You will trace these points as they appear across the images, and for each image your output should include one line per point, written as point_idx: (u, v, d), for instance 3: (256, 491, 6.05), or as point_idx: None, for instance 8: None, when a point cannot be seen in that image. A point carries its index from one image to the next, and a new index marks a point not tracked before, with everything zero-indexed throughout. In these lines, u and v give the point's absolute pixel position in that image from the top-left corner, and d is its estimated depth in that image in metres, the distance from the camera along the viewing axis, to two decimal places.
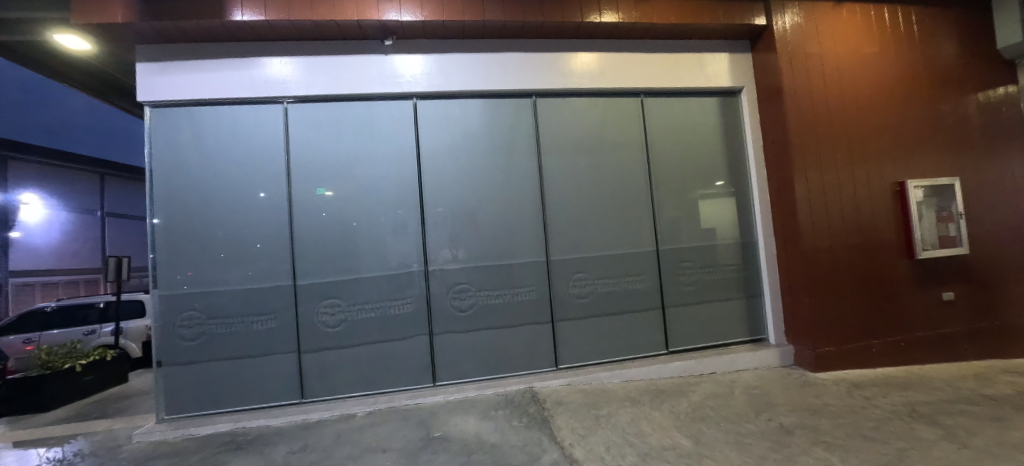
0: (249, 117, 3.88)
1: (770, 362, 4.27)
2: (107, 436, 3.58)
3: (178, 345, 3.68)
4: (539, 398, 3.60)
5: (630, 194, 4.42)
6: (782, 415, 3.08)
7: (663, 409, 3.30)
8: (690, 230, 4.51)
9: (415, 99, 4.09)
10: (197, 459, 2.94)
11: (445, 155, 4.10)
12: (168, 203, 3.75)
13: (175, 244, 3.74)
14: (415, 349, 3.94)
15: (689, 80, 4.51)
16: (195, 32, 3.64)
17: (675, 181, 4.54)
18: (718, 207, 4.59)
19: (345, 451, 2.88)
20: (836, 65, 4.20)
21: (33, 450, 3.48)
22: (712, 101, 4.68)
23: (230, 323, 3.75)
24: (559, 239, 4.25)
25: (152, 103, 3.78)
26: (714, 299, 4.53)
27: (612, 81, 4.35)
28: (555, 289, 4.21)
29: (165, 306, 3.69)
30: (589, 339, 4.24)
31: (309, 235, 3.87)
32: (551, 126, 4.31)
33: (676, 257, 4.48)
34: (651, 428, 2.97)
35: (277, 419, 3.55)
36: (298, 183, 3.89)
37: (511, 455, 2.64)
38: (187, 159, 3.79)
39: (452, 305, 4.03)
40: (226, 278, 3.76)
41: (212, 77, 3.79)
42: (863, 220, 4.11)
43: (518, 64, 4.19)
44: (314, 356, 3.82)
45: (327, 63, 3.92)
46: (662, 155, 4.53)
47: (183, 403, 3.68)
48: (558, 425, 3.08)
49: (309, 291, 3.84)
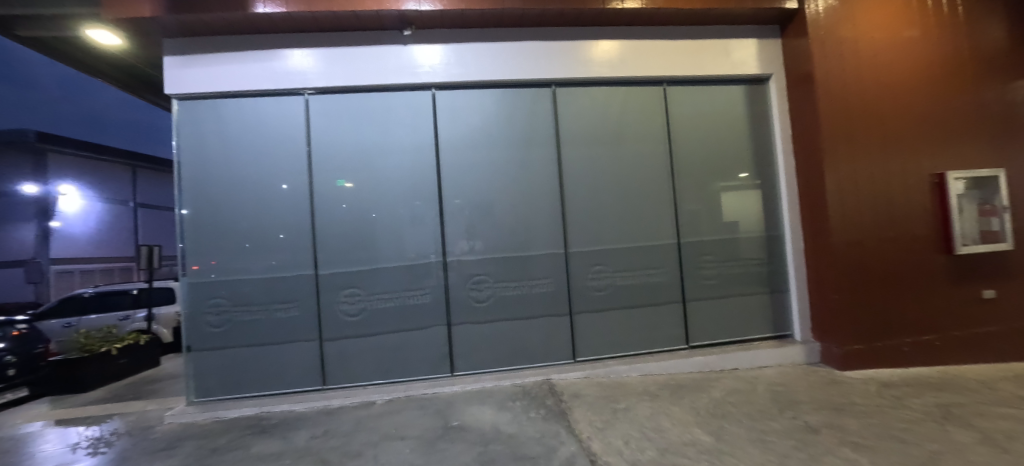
0: (271, 110, 3.94)
1: (795, 359, 4.14)
2: (140, 417, 3.75)
3: (206, 332, 3.81)
4: (556, 390, 3.59)
5: (650, 186, 4.32)
6: (807, 413, 3.00)
7: (682, 404, 3.26)
8: (711, 222, 4.40)
9: (433, 90, 4.08)
10: (224, 442, 3.05)
11: (463, 145, 4.08)
12: (195, 195, 3.85)
13: (202, 234, 3.85)
14: (433, 339, 3.97)
15: (714, 68, 4.35)
16: (218, 25, 3.69)
17: (697, 171, 4.42)
18: (740, 199, 4.47)
19: (364, 438, 2.94)
20: (872, 50, 3.98)
21: (73, 428, 3.67)
22: (738, 90, 4.52)
23: (255, 311, 3.85)
24: (578, 231, 4.20)
25: (180, 96, 3.87)
26: (737, 294, 4.41)
27: (635, 69, 4.23)
28: (573, 281, 4.17)
29: (193, 294, 3.81)
30: (607, 332, 4.20)
31: (329, 226, 3.92)
32: (570, 116, 4.24)
33: (698, 250, 4.38)
34: (670, 423, 2.93)
35: (300, 404, 3.63)
36: (319, 175, 3.94)
37: (528, 447, 2.64)
38: (213, 151, 3.88)
39: (470, 296, 4.04)
40: (250, 267, 3.86)
41: (237, 70, 3.85)
42: (897, 214, 3.92)
43: (538, 53, 4.10)
44: (335, 344, 3.90)
45: (348, 55, 3.93)
46: (685, 146, 4.40)
47: (210, 387, 3.81)
48: (575, 417, 3.08)
49: (330, 281, 3.91)
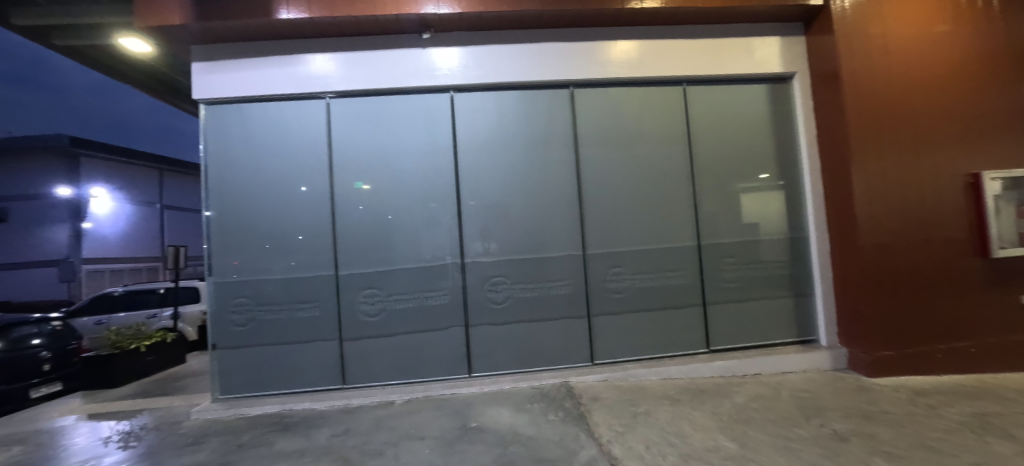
0: (293, 113, 4.02)
1: (821, 365, 4.02)
2: (167, 413, 3.85)
3: (230, 330, 3.90)
4: (575, 393, 3.55)
5: (669, 187, 4.26)
6: (835, 420, 2.90)
7: (704, 409, 3.19)
8: (731, 224, 4.32)
9: (451, 92, 4.11)
10: (248, 438, 3.11)
11: (481, 147, 4.10)
12: (221, 196, 3.96)
13: (227, 235, 3.95)
14: (450, 340, 3.99)
15: (736, 67, 4.28)
16: (243, 31, 3.79)
17: (718, 172, 4.34)
18: (762, 201, 4.37)
19: (384, 437, 2.96)
20: (902, 46, 3.85)
21: (105, 422, 3.80)
22: (759, 89, 4.44)
23: (277, 311, 3.93)
24: (595, 232, 4.17)
25: (207, 101, 3.99)
26: (759, 297, 4.32)
27: (654, 69, 4.19)
28: (591, 283, 4.14)
29: (218, 293, 3.91)
30: (626, 335, 4.15)
31: (348, 227, 3.98)
32: (588, 117, 4.22)
33: (718, 252, 4.30)
34: (692, 429, 2.87)
35: (321, 403, 3.68)
36: (339, 177, 4.01)
37: (548, 450, 2.62)
38: (237, 154, 3.98)
39: (488, 297, 4.04)
40: (272, 268, 3.94)
41: (261, 75, 3.95)
42: (929, 216, 3.77)
43: (556, 55, 4.10)
44: (354, 344, 3.94)
45: (368, 59, 3.99)
46: (704, 147, 4.33)
47: (234, 385, 3.90)
48: (595, 420, 3.04)
49: (350, 282, 3.96)
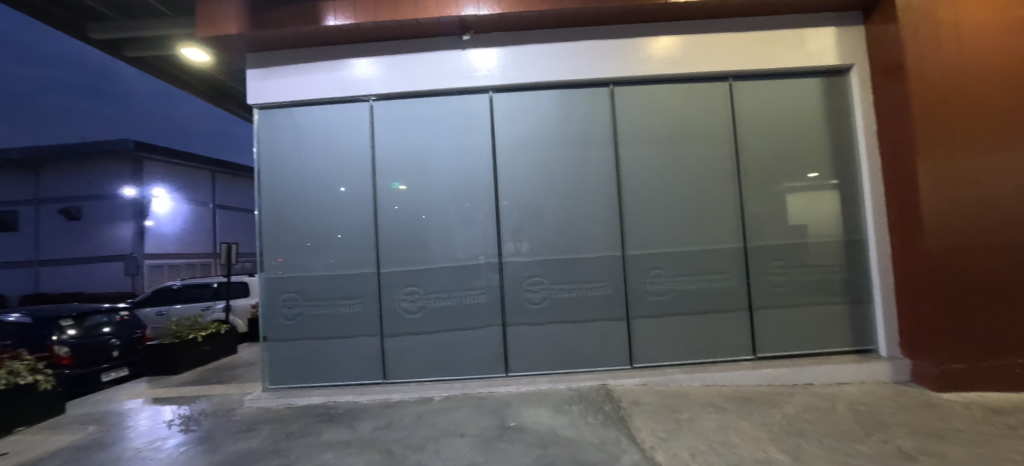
0: (339, 116, 4.17)
1: (881, 377, 3.75)
2: (222, 400, 4.09)
3: (280, 323, 4.09)
4: (614, 396, 3.49)
5: (712, 187, 4.11)
6: (899, 437, 2.70)
7: (752, 419, 3.05)
8: (778, 225, 4.11)
9: (490, 93, 4.13)
10: (296, 427, 3.25)
11: (520, 147, 4.10)
12: (271, 196, 4.16)
13: (277, 233, 4.14)
14: (488, 339, 4.02)
15: (786, 60, 4.08)
16: (294, 38, 3.97)
17: (765, 171, 4.15)
18: (814, 201, 4.14)
19: (424, 433, 3.02)
20: (978, 32, 3.53)
21: (167, 406, 4.09)
22: (811, 83, 4.21)
23: (322, 306, 4.08)
24: (635, 233, 4.08)
25: (261, 106, 4.21)
26: (810, 303, 4.08)
27: (697, 65, 4.06)
28: (631, 285, 4.05)
29: (268, 288, 4.12)
30: (666, 339, 4.03)
31: (388, 227, 4.09)
32: (628, 116, 4.14)
33: (765, 255, 4.10)
34: (739, 438, 2.75)
35: (363, 396, 3.80)
36: (380, 177, 4.12)
37: (588, 453, 2.58)
38: (287, 156, 4.18)
39: (525, 297, 4.04)
40: (317, 265, 4.10)
41: (309, 80, 4.13)
42: (1010, 217, 3.43)
43: (597, 53, 4.04)
44: (394, 340, 4.04)
45: (410, 62, 4.08)
46: (751, 145, 4.15)
47: (283, 376, 4.09)
48: (636, 425, 2.97)
49: (392, 279, 4.06)
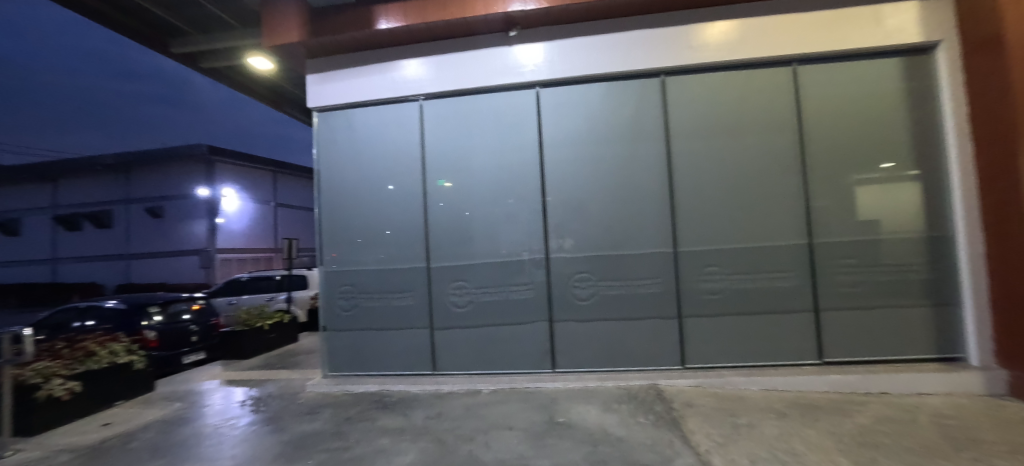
0: (390, 116, 4.33)
1: (973, 389, 3.37)
2: (287, 384, 4.41)
3: (337, 314, 4.34)
4: (665, 397, 3.39)
5: (772, 179, 3.87)
6: (997, 456, 2.42)
7: (819, 428, 2.85)
8: (848, 220, 3.79)
9: (538, 88, 4.12)
10: (354, 413, 3.44)
11: (566, 142, 4.07)
12: (329, 194, 4.41)
13: (333, 229, 4.38)
14: (535, 334, 4.04)
15: (859, 40, 3.73)
16: (349, 43, 4.16)
17: (833, 162, 3.84)
18: (891, 193, 3.77)
19: (474, 424, 3.09)
20: None
21: (239, 388, 4.47)
22: (889, 64, 3.83)
23: (376, 299, 4.28)
24: (687, 229, 3.93)
25: (320, 108, 4.46)
26: (886, 305, 3.74)
27: (756, 50, 3.82)
28: (682, 283, 3.91)
29: (326, 280, 4.38)
30: (720, 339, 3.86)
31: (437, 223, 4.20)
32: (679, 107, 3.98)
33: (833, 252, 3.80)
34: (805, 447, 2.59)
35: (414, 386, 3.96)
36: (429, 175, 4.24)
37: (640, 453, 2.53)
38: (343, 156, 4.40)
39: (573, 293, 4.01)
40: (369, 259, 4.30)
41: (364, 83, 4.32)
42: None
43: (649, 42, 3.91)
44: (443, 333, 4.16)
45: (458, 60, 4.15)
46: (816, 133, 3.86)
47: (340, 364, 4.34)
48: (690, 428, 2.87)
49: (441, 273, 4.18)
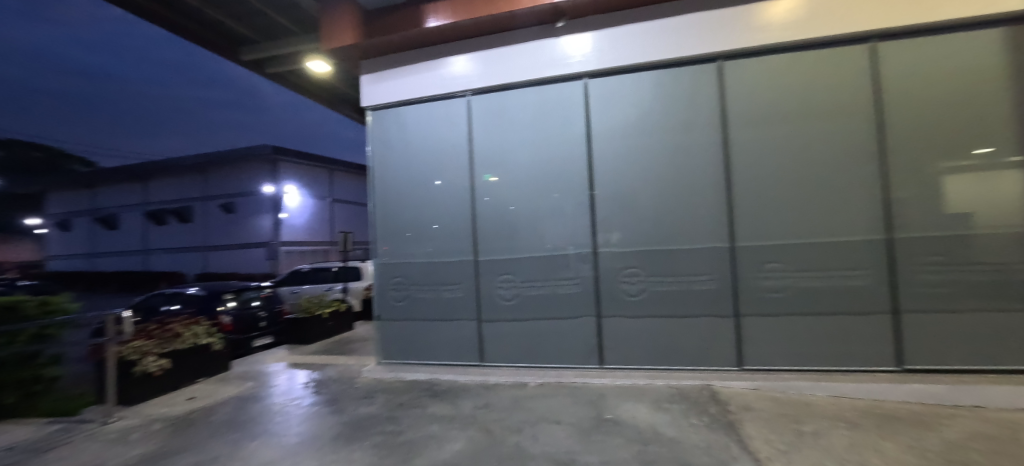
0: (438, 113, 4.45)
1: None
2: (345, 369, 4.71)
3: (390, 304, 4.56)
4: (720, 399, 3.25)
5: (845, 168, 3.54)
6: None
7: (898, 441, 2.61)
8: (936, 212, 3.39)
9: (585, 79, 4.04)
10: (405, 399, 3.61)
11: (615, 134, 3.97)
12: (381, 190, 4.62)
13: (385, 223, 4.59)
14: (582, 329, 4.01)
15: (954, 9, 3.30)
16: (400, 43, 4.30)
17: (919, 147, 3.44)
18: (992, 182, 3.32)
19: (521, 416, 3.13)
20: None
21: (302, 371, 4.85)
22: (992, 35, 3.36)
23: (425, 290, 4.45)
24: (745, 222, 3.71)
25: (373, 108, 4.68)
26: (984, 308, 3.32)
27: (828, 27, 3.49)
28: (740, 280, 3.71)
29: (380, 272, 4.61)
30: (782, 340, 3.63)
31: (483, 217, 4.27)
32: (738, 93, 3.74)
33: (917, 248, 3.42)
34: (882, 460, 2.38)
35: (463, 376, 4.08)
36: (475, 170, 4.31)
37: (693, 455, 2.45)
38: (395, 153, 4.59)
39: (621, 289, 3.93)
40: (418, 252, 4.47)
41: (414, 81, 4.47)
42: None
43: (706, 25, 3.69)
44: (490, 325, 4.25)
45: (505, 55, 4.16)
46: (897, 117, 3.48)
47: (393, 352, 4.56)
48: (747, 432, 2.74)
49: (488, 267, 4.25)
